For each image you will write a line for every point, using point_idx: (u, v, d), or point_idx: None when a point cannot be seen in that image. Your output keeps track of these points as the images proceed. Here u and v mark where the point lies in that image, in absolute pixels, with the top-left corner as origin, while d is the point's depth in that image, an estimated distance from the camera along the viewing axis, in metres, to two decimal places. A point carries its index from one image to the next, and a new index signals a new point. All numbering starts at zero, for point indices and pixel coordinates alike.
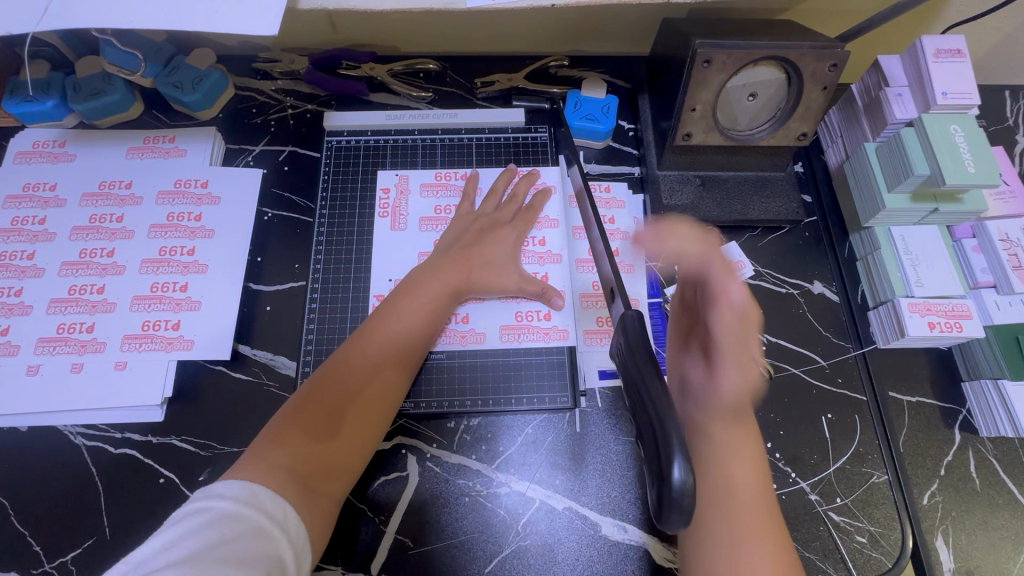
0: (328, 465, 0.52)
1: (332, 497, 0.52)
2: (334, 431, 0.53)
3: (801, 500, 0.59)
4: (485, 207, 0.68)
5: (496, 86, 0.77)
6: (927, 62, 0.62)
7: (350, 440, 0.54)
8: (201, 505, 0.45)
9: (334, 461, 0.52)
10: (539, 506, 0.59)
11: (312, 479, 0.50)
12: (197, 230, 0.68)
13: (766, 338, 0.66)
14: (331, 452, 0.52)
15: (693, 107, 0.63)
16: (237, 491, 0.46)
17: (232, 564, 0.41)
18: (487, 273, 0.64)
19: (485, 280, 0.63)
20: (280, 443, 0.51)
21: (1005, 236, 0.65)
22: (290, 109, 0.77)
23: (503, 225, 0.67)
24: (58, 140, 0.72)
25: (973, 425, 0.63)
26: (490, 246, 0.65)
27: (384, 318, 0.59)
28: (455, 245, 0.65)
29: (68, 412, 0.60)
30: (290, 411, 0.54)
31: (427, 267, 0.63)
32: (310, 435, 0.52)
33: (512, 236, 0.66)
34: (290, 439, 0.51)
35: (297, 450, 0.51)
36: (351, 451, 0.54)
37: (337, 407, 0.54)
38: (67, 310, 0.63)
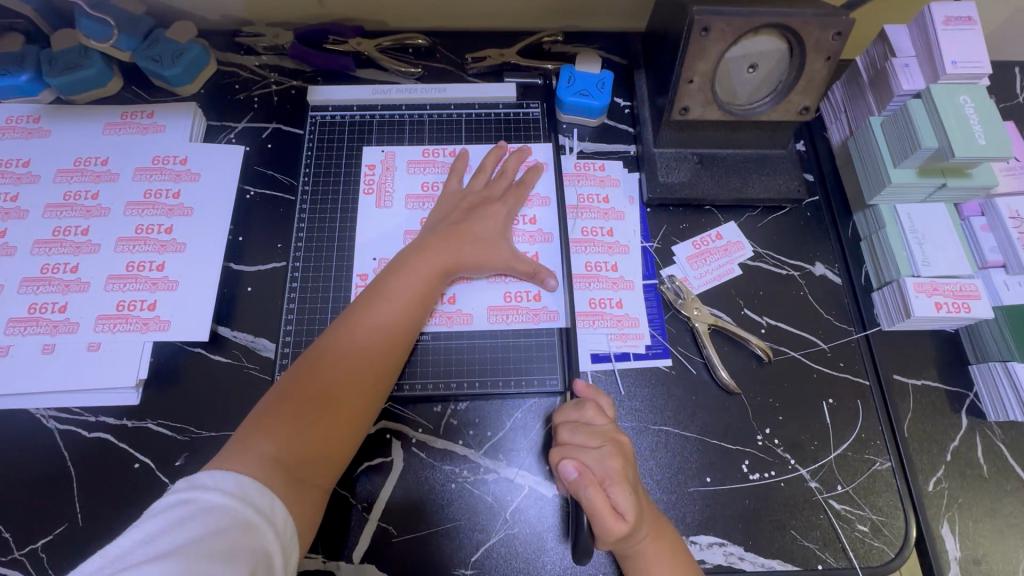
0: (316, 453, 0.50)
1: (321, 484, 0.50)
2: (322, 419, 0.51)
3: (800, 487, 0.57)
4: (474, 184, 0.65)
5: (487, 62, 0.75)
6: (936, 31, 0.59)
7: (335, 430, 0.51)
8: (187, 496, 0.43)
9: (321, 450, 0.50)
10: (528, 493, 0.57)
11: (299, 467, 0.49)
12: (175, 207, 0.65)
13: (766, 321, 0.64)
14: (319, 440, 0.50)
15: (691, 79, 0.60)
16: (226, 483, 0.44)
17: (219, 559, 0.39)
18: (477, 252, 0.61)
19: (475, 260, 0.61)
20: (261, 435, 0.48)
21: (1016, 213, 0.63)
22: (274, 85, 0.75)
23: (493, 202, 0.64)
24: (32, 115, 0.69)
25: (981, 410, 0.61)
26: (479, 224, 0.62)
27: (373, 301, 0.57)
28: (444, 223, 0.62)
29: (38, 395, 0.58)
30: (276, 397, 0.51)
31: (416, 248, 0.60)
32: (296, 423, 0.50)
33: (502, 214, 0.64)
34: (276, 427, 0.49)
35: (282, 438, 0.49)
36: (339, 438, 0.52)
37: (323, 394, 0.51)
38: (39, 289, 0.60)
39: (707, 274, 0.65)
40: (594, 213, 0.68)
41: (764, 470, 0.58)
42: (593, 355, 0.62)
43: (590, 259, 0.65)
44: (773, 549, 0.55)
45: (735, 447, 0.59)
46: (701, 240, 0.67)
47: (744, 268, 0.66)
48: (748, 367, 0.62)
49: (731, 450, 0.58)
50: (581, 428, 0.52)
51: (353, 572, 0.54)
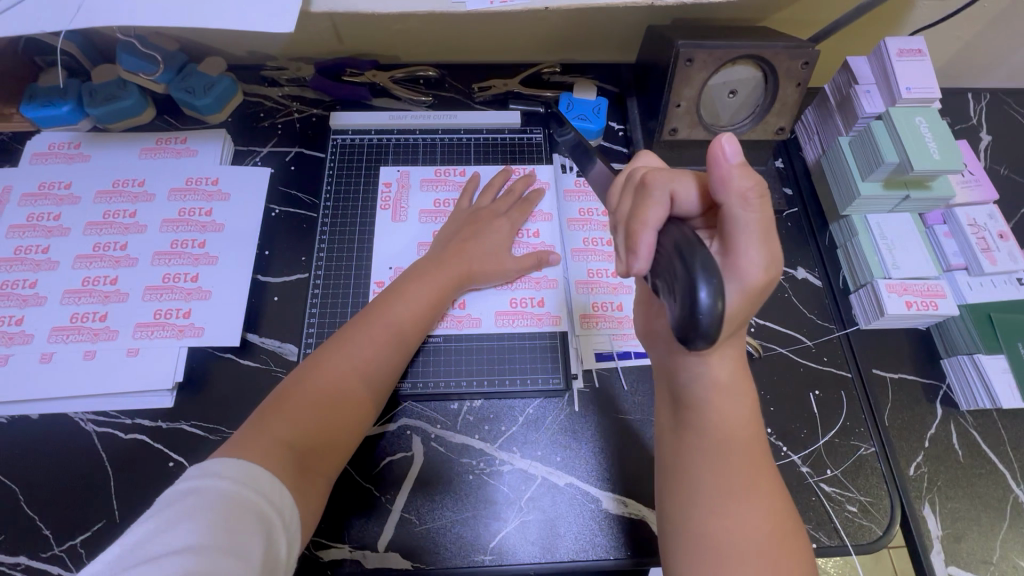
0: (323, 441, 0.52)
1: (325, 474, 0.52)
2: (334, 406, 0.54)
3: (792, 472, 0.62)
4: (482, 201, 0.72)
5: (492, 91, 0.82)
6: (891, 62, 0.66)
7: (345, 419, 0.54)
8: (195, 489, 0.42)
9: (328, 439, 0.53)
10: (540, 483, 0.61)
11: (307, 453, 0.50)
12: (207, 224, 0.70)
13: (755, 321, 0.69)
14: (329, 425, 0.53)
15: (678, 104, 0.68)
16: (238, 473, 0.44)
17: (234, 553, 0.39)
18: (488, 263, 0.67)
19: (485, 270, 0.67)
20: (279, 417, 0.51)
21: (973, 221, 0.70)
22: (296, 113, 0.81)
23: (498, 215, 0.71)
24: (73, 141, 0.75)
25: (954, 399, 0.66)
26: (486, 238, 0.68)
27: (386, 305, 0.61)
28: (454, 238, 0.68)
29: (79, 398, 0.61)
30: (290, 385, 0.54)
31: (430, 261, 0.66)
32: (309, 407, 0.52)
33: (506, 227, 0.70)
34: (290, 409, 0.52)
35: (298, 421, 0.51)
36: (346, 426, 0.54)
37: (339, 382, 0.55)
38: (81, 300, 0.65)
39: None
40: (594, 225, 0.74)
41: None
42: (597, 354, 0.66)
43: (592, 266, 0.71)
44: None
45: None
46: None
47: None
48: None
49: None
50: (678, 185, 0.41)
51: (378, 561, 0.57)
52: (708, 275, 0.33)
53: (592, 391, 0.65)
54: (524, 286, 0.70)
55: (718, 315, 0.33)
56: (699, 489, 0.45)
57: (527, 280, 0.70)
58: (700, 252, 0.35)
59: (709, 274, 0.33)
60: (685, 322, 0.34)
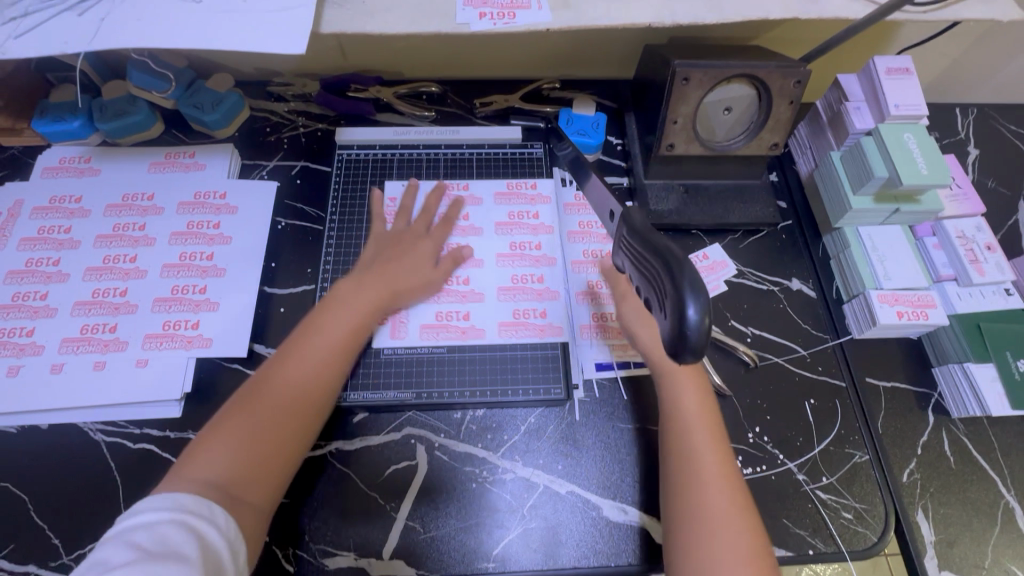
0: (254, 470, 0.52)
1: (262, 501, 0.52)
2: (269, 437, 0.53)
3: (789, 480, 0.63)
4: (400, 221, 0.73)
5: (494, 107, 0.84)
6: (880, 79, 0.68)
7: (276, 445, 0.54)
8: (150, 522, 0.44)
9: (261, 468, 0.52)
10: (542, 491, 0.62)
11: (238, 482, 0.50)
12: (215, 237, 0.72)
13: (750, 331, 0.71)
14: (266, 456, 0.53)
15: (675, 120, 0.70)
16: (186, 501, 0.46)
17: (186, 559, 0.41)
18: (411, 279, 0.68)
19: (410, 286, 0.67)
20: (204, 453, 0.51)
21: (962, 233, 0.72)
22: (302, 128, 0.83)
23: (422, 236, 0.72)
24: (83, 156, 0.76)
25: (945, 407, 0.68)
26: (409, 257, 0.69)
27: (308, 332, 0.61)
28: (377, 260, 0.68)
29: (88, 408, 0.62)
30: (217, 422, 0.54)
31: (354, 282, 0.66)
32: (239, 442, 0.52)
33: (429, 248, 0.71)
34: (221, 447, 0.51)
35: (232, 457, 0.51)
36: (284, 454, 0.54)
37: (268, 413, 0.54)
38: (91, 312, 0.66)
39: None
40: (593, 238, 0.76)
41: (756, 465, 0.64)
42: (597, 364, 0.68)
43: (591, 276, 0.73)
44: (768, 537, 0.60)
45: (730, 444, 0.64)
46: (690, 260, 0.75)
47: (729, 284, 0.74)
48: (738, 373, 0.68)
49: None
50: None
51: (384, 568, 0.58)
52: (694, 287, 0.36)
53: (593, 401, 0.67)
54: (526, 298, 0.71)
55: (705, 327, 0.35)
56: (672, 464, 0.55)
57: (530, 292, 0.71)
58: (686, 265, 0.37)
59: (695, 286, 0.36)
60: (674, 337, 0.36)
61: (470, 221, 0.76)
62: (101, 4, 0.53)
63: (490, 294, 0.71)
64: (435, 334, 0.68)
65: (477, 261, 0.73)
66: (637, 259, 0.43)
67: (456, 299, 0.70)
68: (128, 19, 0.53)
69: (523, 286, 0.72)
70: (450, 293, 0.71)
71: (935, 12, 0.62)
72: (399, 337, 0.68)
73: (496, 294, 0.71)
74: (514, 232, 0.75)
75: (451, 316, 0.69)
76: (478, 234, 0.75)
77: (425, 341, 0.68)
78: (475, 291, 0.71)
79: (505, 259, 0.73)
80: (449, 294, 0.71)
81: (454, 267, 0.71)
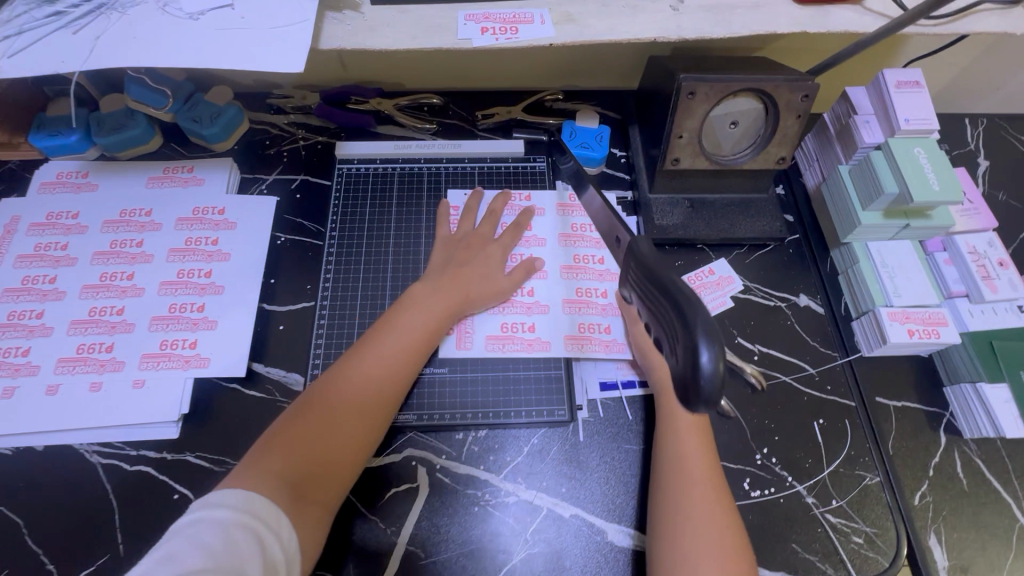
0: (321, 471, 0.53)
1: (325, 503, 0.53)
2: (336, 437, 0.55)
3: (798, 503, 0.62)
4: (466, 225, 0.73)
5: (496, 119, 0.83)
6: (889, 92, 0.67)
7: (344, 450, 0.55)
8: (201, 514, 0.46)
9: (327, 470, 0.54)
10: (546, 514, 0.61)
11: (304, 482, 0.52)
12: (214, 253, 0.71)
13: (757, 348, 0.70)
14: (332, 458, 0.54)
15: (680, 135, 0.68)
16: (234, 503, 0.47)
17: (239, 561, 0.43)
18: (483, 288, 0.67)
19: (482, 295, 0.67)
20: (274, 452, 0.52)
21: (973, 249, 0.70)
22: (302, 141, 0.82)
23: (490, 241, 0.71)
24: (81, 171, 0.75)
25: (957, 427, 0.66)
26: (478, 263, 0.69)
27: (383, 335, 0.62)
28: (450, 265, 0.68)
29: (84, 430, 0.61)
30: (291, 416, 0.55)
31: (427, 287, 0.66)
32: (309, 441, 0.54)
33: (497, 253, 0.71)
34: (292, 444, 0.53)
35: (300, 455, 0.53)
36: (351, 455, 0.55)
37: (339, 415, 0.56)
38: (88, 330, 0.65)
39: None
40: (590, 245, 0.74)
41: (764, 487, 0.62)
42: (602, 383, 0.67)
43: (584, 285, 0.72)
44: (777, 563, 0.59)
45: (738, 466, 0.63)
46: (695, 276, 0.74)
47: (735, 300, 0.73)
48: (744, 395, 0.67)
49: (733, 469, 0.63)
50: None
51: None
52: (707, 332, 0.34)
53: (596, 421, 0.65)
54: (592, 312, 0.70)
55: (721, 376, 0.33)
56: (663, 476, 0.57)
57: (595, 307, 0.70)
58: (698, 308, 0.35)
59: (709, 331, 0.34)
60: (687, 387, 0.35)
61: (535, 233, 0.75)
62: (98, 22, 0.53)
63: (556, 306, 0.70)
64: (501, 345, 0.68)
65: (544, 274, 0.72)
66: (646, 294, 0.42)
67: (521, 311, 0.70)
68: (124, 39, 0.52)
69: (588, 299, 0.71)
70: (515, 305, 0.70)
71: (947, 26, 0.60)
72: (464, 348, 0.67)
73: (562, 306, 0.70)
74: (578, 245, 0.74)
75: (517, 328, 0.69)
76: (542, 246, 0.74)
77: (490, 352, 0.67)
78: (540, 302, 0.70)
79: (568, 272, 0.72)
80: (513, 306, 0.70)
81: (526, 277, 0.70)
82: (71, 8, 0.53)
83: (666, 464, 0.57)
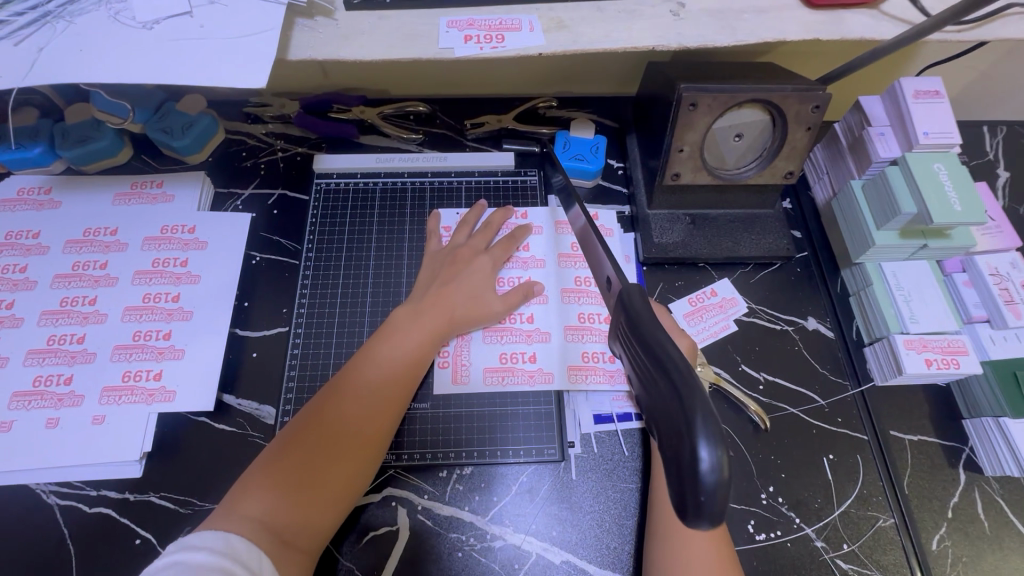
0: (304, 517, 0.49)
1: (308, 551, 0.49)
2: (316, 486, 0.50)
3: (806, 548, 0.57)
4: (457, 237, 0.69)
5: (486, 128, 0.78)
6: (907, 103, 0.62)
7: (328, 493, 0.51)
8: (178, 557, 0.42)
9: (309, 516, 0.49)
10: (536, 560, 0.56)
11: (287, 528, 0.48)
12: (183, 275, 0.67)
13: (763, 376, 0.65)
14: (312, 509, 0.50)
15: (681, 149, 0.63)
16: (214, 543, 0.44)
17: None
18: (472, 307, 0.63)
19: (471, 314, 0.63)
20: (250, 496, 0.48)
21: (995, 270, 0.66)
22: (280, 152, 0.78)
23: (479, 253, 0.67)
24: (43, 186, 0.71)
25: (978, 464, 0.62)
26: (466, 279, 0.64)
27: (364, 363, 0.57)
28: (434, 283, 0.64)
29: (38, 470, 0.57)
30: (266, 463, 0.51)
31: (411, 308, 0.62)
32: (286, 492, 0.49)
33: (487, 265, 0.66)
34: (267, 497, 0.48)
35: (277, 509, 0.48)
36: (333, 503, 0.51)
37: (318, 462, 0.51)
38: (45, 361, 0.61)
39: (704, 332, 0.67)
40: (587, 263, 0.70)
41: (770, 531, 0.58)
42: (596, 416, 0.63)
43: (585, 310, 0.67)
44: None
45: (742, 507, 0.59)
46: (696, 297, 0.69)
47: (740, 324, 0.68)
48: (746, 430, 0.62)
49: (737, 510, 0.59)
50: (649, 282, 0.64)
51: None
52: (709, 438, 0.30)
53: (589, 458, 0.61)
54: (595, 340, 0.66)
55: (723, 492, 0.29)
56: (660, 515, 0.53)
57: (598, 333, 0.66)
58: (699, 400, 0.31)
59: (711, 437, 0.30)
60: (686, 491, 0.30)
61: (531, 253, 0.70)
62: (42, 32, 0.48)
63: (557, 333, 0.66)
64: (501, 378, 0.63)
65: (543, 297, 0.68)
66: (638, 363, 0.37)
67: (520, 339, 0.65)
68: (72, 52, 0.48)
69: (590, 326, 0.66)
70: (513, 332, 0.66)
71: (972, 32, 0.55)
72: (461, 383, 0.63)
73: (564, 333, 0.66)
74: (578, 266, 0.70)
75: (517, 359, 0.64)
76: (541, 267, 0.69)
77: (489, 386, 0.63)
78: (540, 329, 0.66)
79: (568, 296, 0.68)
80: (512, 334, 0.65)
81: (523, 301, 0.65)
82: (14, 16, 0.48)
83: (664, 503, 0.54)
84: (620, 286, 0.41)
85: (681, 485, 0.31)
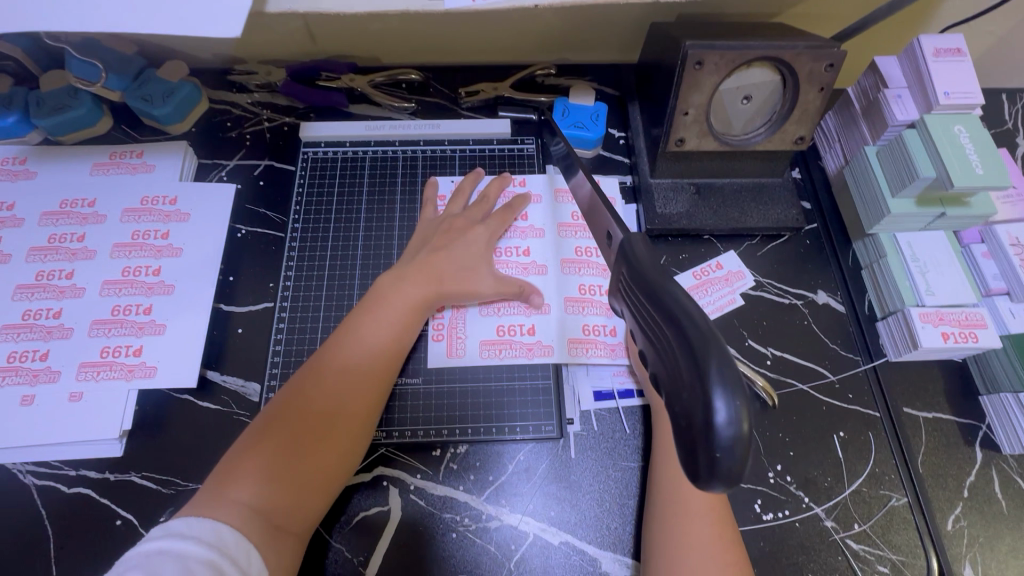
0: (295, 495, 0.47)
1: (298, 530, 0.47)
2: (308, 458, 0.48)
3: (815, 528, 0.55)
4: (453, 207, 0.66)
5: (481, 96, 0.74)
6: (927, 62, 0.59)
7: (319, 469, 0.48)
8: (164, 544, 0.39)
9: (300, 493, 0.47)
10: (533, 541, 0.54)
11: (278, 509, 0.45)
12: (164, 248, 0.64)
13: (771, 352, 0.62)
14: (301, 485, 0.47)
15: (685, 111, 0.60)
16: (203, 532, 0.41)
17: None
18: (463, 277, 0.60)
19: (462, 284, 0.60)
20: (236, 478, 0.45)
21: (1016, 240, 0.62)
22: (266, 122, 0.74)
23: (475, 222, 0.64)
24: (18, 157, 0.68)
25: (995, 441, 0.59)
26: (459, 248, 0.61)
27: (349, 334, 0.55)
28: (423, 251, 0.61)
29: (13, 449, 0.55)
30: (249, 442, 0.48)
31: (398, 278, 0.59)
32: (273, 469, 0.46)
33: (483, 233, 0.63)
34: (255, 472, 0.46)
35: (267, 483, 0.46)
36: (324, 480, 0.49)
37: (306, 436, 0.48)
38: (20, 336, 0.58)
39: (710, 305, 0.64)
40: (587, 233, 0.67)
41: (777, 510, 0.55)
42: (597, 393, 0.60)
43: (585, 282, 0.64)
44: None
45: (749, 485, 0.56)
46: (701, 270, 0.66)
47: (746, 298, 0.65)
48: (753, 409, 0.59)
49: (743, 490, 0.56)
50: None
51: None
52: (726, 390, 0.27)
53: (588, 435, 0.58)
54: (596, 313, 0.63)
55: (741, 450, 0.27)
56: (658, 504, 0.50)
57: (599, 306, 0.63)
58: (713, 350, 0.28)
59: (727, 388, 0.27)
60: (699, 450, 0.28)
61: (530, 222, 0.67)
62: None
63: (557, 305, 0.63)
64: (497, 352, 0.61)
65: (542, 268, 0.65)
66: (642, 319, 0.34)
67: (518, 311, 0.63)
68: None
69: (590, 298, 0.64)
70: (511, 304, 0.63)
71: None
72: (455, 356, 0.61)
73: (563, 305, 0.63)
74: (578, 236, 0.67)
75: (514, 332, 0.62)
76: (539, 237, 0.67)
77: (485, 360, 0.61)
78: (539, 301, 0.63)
79: (568, 267, 0.65)
80: (509, 306, 0.63)
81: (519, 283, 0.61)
82: None
83: (663, 485, 0.51)
84: (621, 240, 0.38)
85: (694, 444, 0.28)
